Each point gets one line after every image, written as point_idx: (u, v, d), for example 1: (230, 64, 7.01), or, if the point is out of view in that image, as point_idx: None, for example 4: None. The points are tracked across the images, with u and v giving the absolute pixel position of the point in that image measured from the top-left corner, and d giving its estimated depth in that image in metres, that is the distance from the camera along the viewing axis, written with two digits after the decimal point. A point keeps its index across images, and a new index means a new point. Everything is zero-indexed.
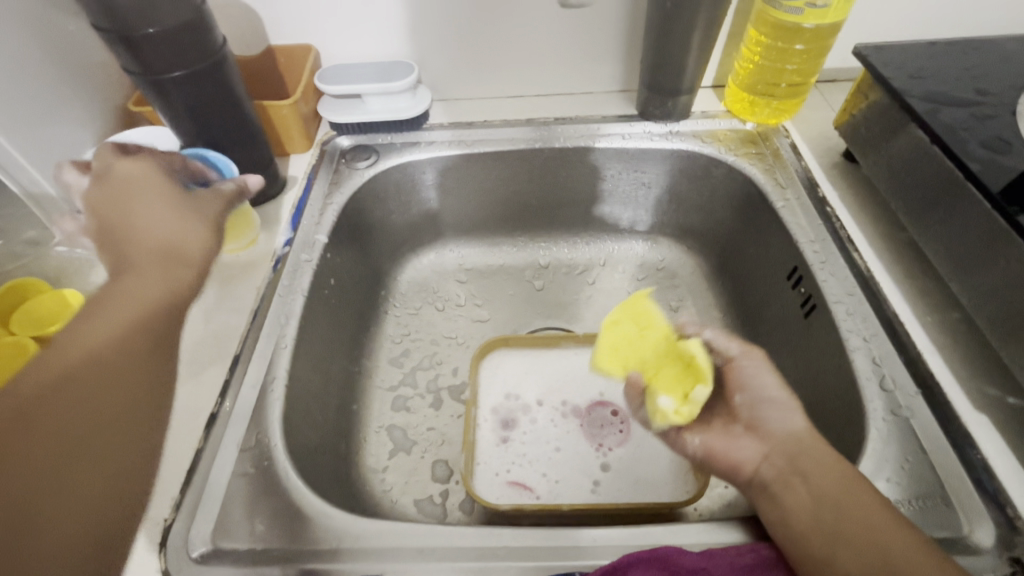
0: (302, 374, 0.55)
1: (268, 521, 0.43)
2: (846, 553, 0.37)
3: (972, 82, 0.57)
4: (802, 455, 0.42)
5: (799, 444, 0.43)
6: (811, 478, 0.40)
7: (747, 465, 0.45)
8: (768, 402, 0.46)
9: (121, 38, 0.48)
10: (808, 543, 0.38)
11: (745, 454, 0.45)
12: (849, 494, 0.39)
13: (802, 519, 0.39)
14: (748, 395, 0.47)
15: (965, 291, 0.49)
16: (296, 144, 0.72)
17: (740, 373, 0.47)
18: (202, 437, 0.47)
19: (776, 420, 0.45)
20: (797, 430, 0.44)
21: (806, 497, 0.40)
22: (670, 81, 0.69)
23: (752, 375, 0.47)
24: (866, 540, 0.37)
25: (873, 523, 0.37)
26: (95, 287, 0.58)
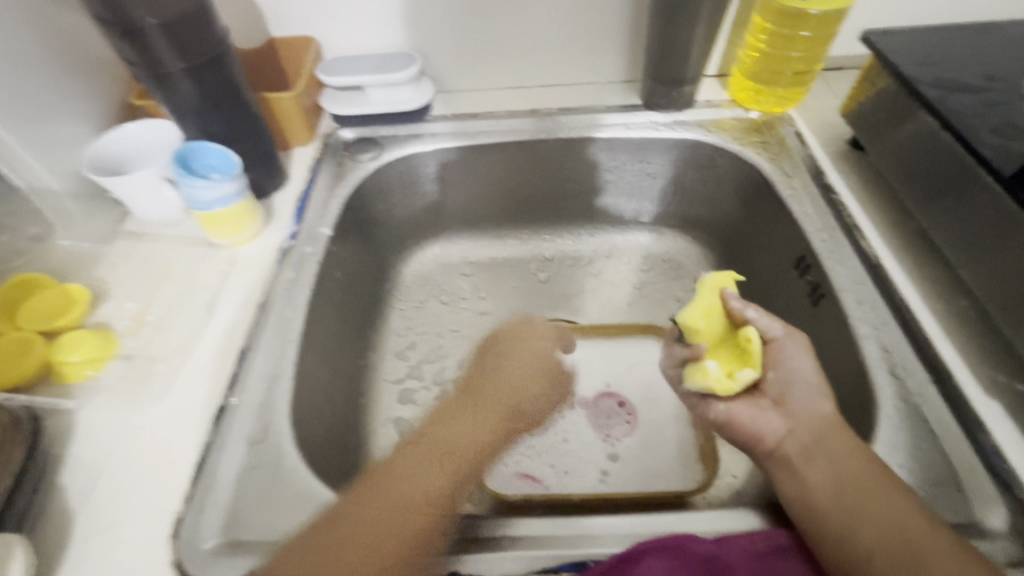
0: (309, 367, 0.55)
1: (278, 515, 0.43)
2: (866, 530, 0.37)
3: (980, 68, 0.56)
4: (826, 434, 0.42)
5: (824, 425, 0.43)
6: (834, 457, 0.41)
7: (768, 439, 0.45)
8: (801, 381, 0.46)
9: (121, 30, 0.47)
10: (824, 517, 0.39)
11: (769, 428, 0.45)
12: (872, 476, 0.39)
13: (820, 495, 0.40)
14: (783, 372, 0.47)
15: (976, 277, 0.48)
16: (298, 137, 0.72)
17: (780, 353, 0.48)
18: (211, 430, 0.47)
19: (806, 401, 0.45)
20: (824, 411, 0.44)
21: (827, 475, 0.40)
22: (674, 71, 0.69)
23: (790, 356, 0.47)
24: (884, 518, 0.37)
25: (891, 503, 0.37)
26: (98, 281, 0.57)
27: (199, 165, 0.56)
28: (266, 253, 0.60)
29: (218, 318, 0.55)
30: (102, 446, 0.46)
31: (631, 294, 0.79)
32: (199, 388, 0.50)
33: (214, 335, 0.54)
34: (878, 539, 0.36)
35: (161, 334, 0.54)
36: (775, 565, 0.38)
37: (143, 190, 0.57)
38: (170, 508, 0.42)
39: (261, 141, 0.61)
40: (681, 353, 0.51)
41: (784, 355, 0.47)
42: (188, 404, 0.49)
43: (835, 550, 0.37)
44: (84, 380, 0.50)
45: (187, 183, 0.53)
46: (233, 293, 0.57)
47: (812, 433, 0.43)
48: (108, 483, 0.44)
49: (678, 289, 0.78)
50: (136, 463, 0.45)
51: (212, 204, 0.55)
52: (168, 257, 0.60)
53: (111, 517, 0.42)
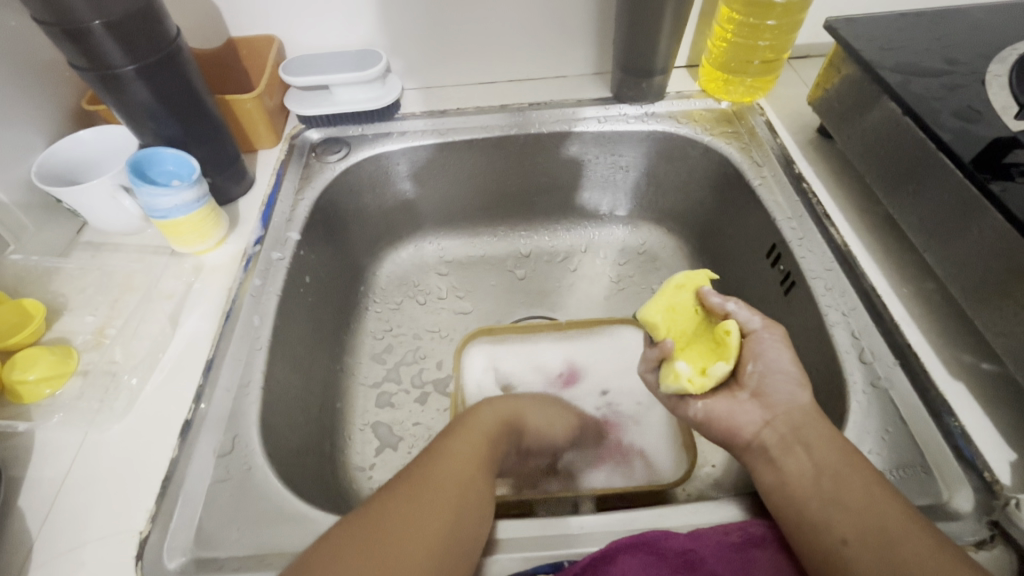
0: (279, 375, 0.54)
1: (248, 529, 0.42)
2: (841, 516, 0.37)
3: (942, 53, 0.57)
4: (802, 421, 0.42)
5: (802, 413, 0.43)
6: (814, 447, 0.41)
7: (745, 430, 0.45)
8: (780, 372, 0.45)
9: (64, 32, 0.45)
10: (805, 506, 0.39)
11: (745, 419, 0.45)
12: (849, 462, 0.39)
13: (801, 483, 0.40)
14: (763, 364, 0.46)
15: (940, 261, 0.49)
16: (262, 140, 0.70)
17: (759, 345, 0.47)
18: (177, 444, 0.45)
19: (783, 391, 0.45)
20: (803, 401, 0.44)
21: (807, 464, 0.40)
22: (644, 62, 0.68)
23: (769, 346, 0.47)
24: (863, 503, 0.37)
25: (872, 492, 0.38)
26: (57, 295, 0.55)
27: (156, 172, 0.55)
28: (231, 261, 0.59)
29: (183, 330, 0.53)
30: (65, 467, 0.45)
31: (608, 288, 0.79)
32: (166, 401, 0.48)
33: (178, 348, 0.52)
34: (856, 526, 0.36)
35: (125, 347, 0.52)
36: (752, 556, 0.38)
37: (98, 199, 0.54)
38: (136, 528, 0.41)
39: (221, 143, 0.60)
40: (649, 354, 0.49)
41: (764, 346, 0.47)
42: (154, 418, 0.47)
43: (811, 537, 0.37)
44: (43, 399, 0.48)
45: (146, 190, 0.51)
46: (198, 303, 0.55)
47: (786, 421, 0.43)
48: (72, 505, 0.43)
49: (655, 281, 0.79)
50: (99, 482, 0.44)
51: (172, 212, 0.53)
52: (130, 268, 0.58)
53: (75, 539, 0.41)
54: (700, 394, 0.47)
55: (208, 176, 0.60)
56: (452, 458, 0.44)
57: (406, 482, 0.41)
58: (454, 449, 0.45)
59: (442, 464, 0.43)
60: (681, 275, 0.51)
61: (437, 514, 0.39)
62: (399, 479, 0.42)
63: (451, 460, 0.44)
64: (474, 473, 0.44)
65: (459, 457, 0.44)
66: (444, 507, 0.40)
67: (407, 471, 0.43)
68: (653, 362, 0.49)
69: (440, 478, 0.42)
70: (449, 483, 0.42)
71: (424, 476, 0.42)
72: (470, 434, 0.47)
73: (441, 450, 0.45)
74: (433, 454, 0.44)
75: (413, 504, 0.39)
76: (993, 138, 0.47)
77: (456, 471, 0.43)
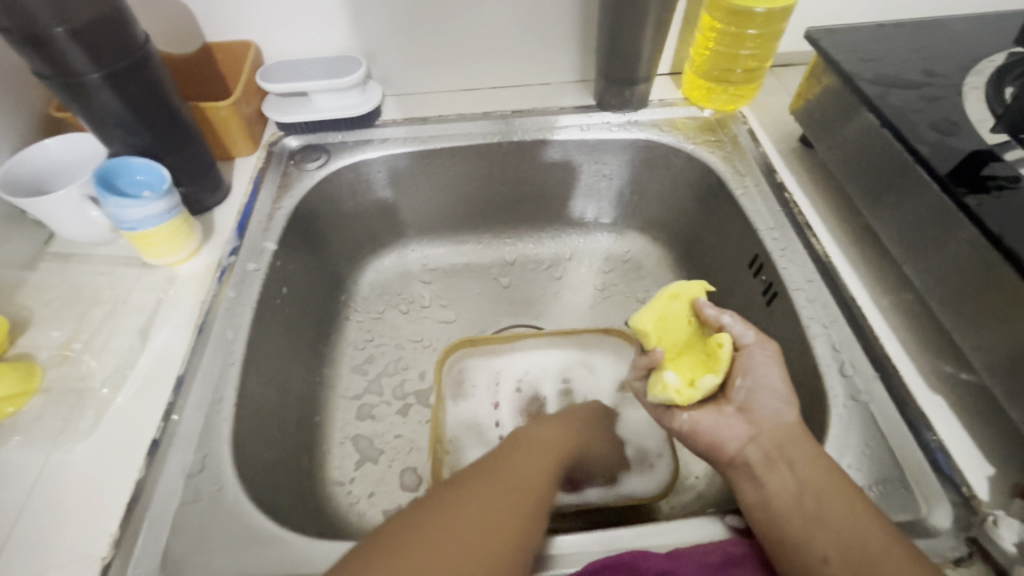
0: (253, 390, 0.52)
1: (217, 553, 0.40)
2: (823, 537, 0.37)
3: (920, 64, 0.57)
4: (785, 436, 0.42)
5: (786, 426, 0.43)
6: (798, 465, 0.40)
7: (729, 445, 0.44)
8: (768, 388, 0.45)
9: (27, 39, 0.44)
10: (787, 525, 0.38)
11: (730, 434, 0.45)
12: (835, 480, 0.39)
13: (783, 501, 0.39)
14: (753, 379, 0.46)
15: (919, 273, 0.49)
16: (240, 148, 0.69)
17: (751, 359, 0.46)
18: (145, 465, 0.44)
19: (770, 407, 0.44)
20: (789, 418, 0.43)
21: (790, 481, 0.40)
22: (626, 70, 0.68)
23: (761, 361, 0.46)
24: (846, 524, 0.37)
25: (855, 513, 0.37)
26: (21, 309, 0.54)
27: (125, 182, 0.54)
28: (205, 272, 0.58)
29: (153, 345, 0.52)
30: (26, 490, 0.43)
31: (593, 297, 0.79)
32: (133, 419, 0.47)
33: (147, 364, 0.50)
34: (837, 546, 0.36)
35: (91, 363, 0.50)
36: None
37: (63, 209, 0.52)
38: (99, 554, 0.40)
39: (196, 153, 0.58)
40: (640, 361, 0.49)
41: (756, 361, 0.46)
42: (121, 436, 0.46)
43: (792, 557, 0.37)
44: (4, 418, 0.46)
45: (114, 202, 0.50)
46: (169, 317, 0.54)
47: (769, 435, 0.43)
48: (32, 529, 0.41)
49: (640, 289, 0.78)
50: (63, 505, 0.42)
51: (142, 223, 0.52)
52: (99, 280, 0.56)
53: (35, 565, 0.39)
54: (685, 407, 0.47)
55: (181, 185, 0.59)
56: (525, 462, 0.44)
57: (466, 492, 0.39)
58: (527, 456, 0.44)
59: (522, 468, 0.43)
60: (677, 285, 0.52)
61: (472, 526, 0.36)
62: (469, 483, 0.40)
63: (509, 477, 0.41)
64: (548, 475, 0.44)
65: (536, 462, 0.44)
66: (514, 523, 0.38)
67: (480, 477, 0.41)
68: (642, 370, 0.49)
69: (508, 487, 0.40)
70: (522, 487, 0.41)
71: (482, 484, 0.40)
72: (542, 441, 0.47)
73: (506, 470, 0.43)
74: (507, 461, 0.43)
75: (477, 517, 0.37)
76: (969, 151, 0.47)
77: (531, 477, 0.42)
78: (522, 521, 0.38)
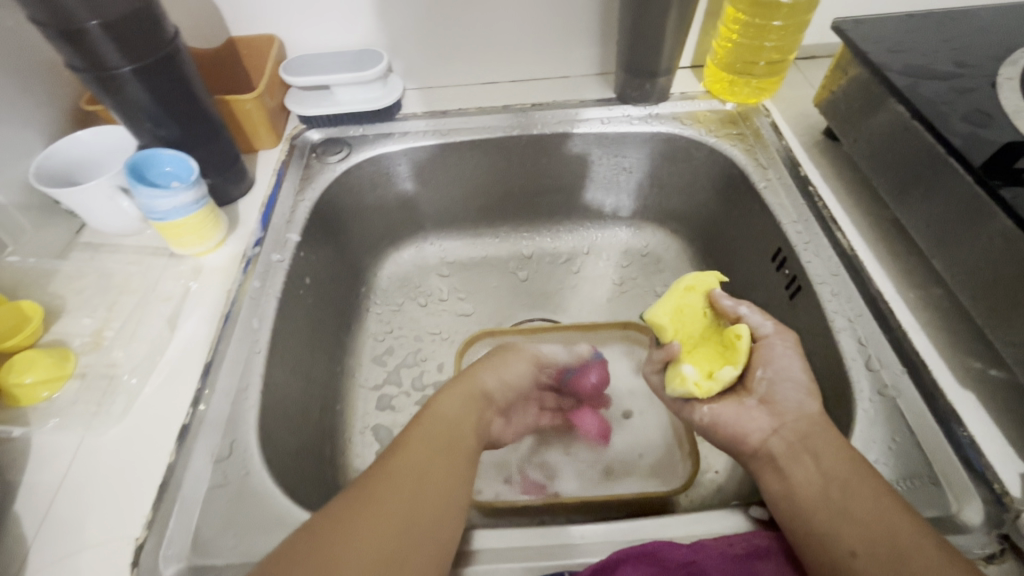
0: (278, 378, 0.53)
1: (244, 536, 0.41)
2: (852, 528, 0.36)
3: (952, 55, 0.56)
4: (806, 426, 0.42)
5: (807, 414, 0.43)
6: (823, 457, 0.40)
7: (753, 437, 0.44)
8: (787, 377, 0.45)
9: (62, 33, 0.45)
10: (811, 516, 0.38)
11: (753, 425, 0.45)
12: (861, 471, 0.38)
13: (808, 492, 0.39)
14: (773, 369, 0.46)
15: (948, 267, 0.48)
16: (263, 140, 0.70)
17: (770, 348, 0.47)
18: (175, 449, 0.45)
19: (793, 399, 0.44)
20: (812, 410, 0.43)
21: (815, 473, 0.39)
22: (648, 63, 0.67)
23: (779, 351, 0.46)
24: (873, 515, 0.36)
25: (883, 505, 0.36)
26: (55, 297, 0.55)
27: (155, 174, 0.55)
28: (231, 262, 0.58)
29: (181, 333, 0.53)
30: (61, 472, 0.44)
31: (611, 291, 0.78)
32: (162, 405, 0.48)
33: (174, 352, 0.51)
34: (863, 537, 0.35)
35: (120, 351, 0.51)
36: (756, 568, 0.37)
37: (95, 200, 0.53)
38: (132, 534, 0.41)
39: (220, 145, 0.59)
40: (656, 355, 0.49)
41: (774, 349, 0.46)
42: (151, 421, 0.47)
43: (819, 547, 0.36)
44: (39, 402, 0.47)
45: (143, 191, 0.51)
46: (196, 306, 0.55)
47: (790, 422, 0.43)
48: (66, 511, 0.42)
49: (658, 284, 0.78)
50: (95, 489, 0.43)
51: (170, 214, 0.53)
52: (128, 269, 0.58)
53: (71, 544, 0.40)
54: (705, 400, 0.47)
55: (207, 177, 0.60)
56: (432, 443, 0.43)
57: (384, 482, 0.39)
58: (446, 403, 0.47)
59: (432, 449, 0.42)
60: (691, 277, 0.51)
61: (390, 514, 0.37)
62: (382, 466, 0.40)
63: (419, 459, 0.41)
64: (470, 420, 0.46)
65: (442, 419, 0.45)
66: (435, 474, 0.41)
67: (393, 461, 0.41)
68: (659, 364, 0.49)
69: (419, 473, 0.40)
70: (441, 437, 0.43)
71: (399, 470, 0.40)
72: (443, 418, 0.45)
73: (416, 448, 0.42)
74: (412, 444, 0.42)
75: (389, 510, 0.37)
76: (1002, 142, 0.46)
77: (449, 431, 0.44)
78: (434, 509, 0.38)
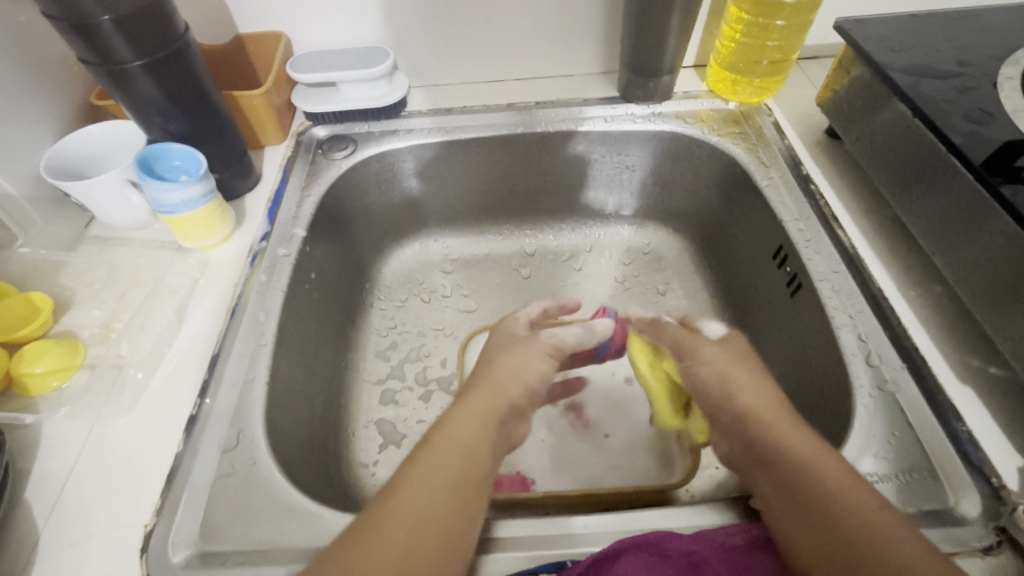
0: (284, 371, 0.54)
1: (252, 524, 0.42)
2: (801, 530, 0.37)
3: (953, 54, 0.56)
4: (747, 433, 0.44)
5: (742, 421, 0.46)
6: (771, 456, 0.41)
7: (724, 458, 0.48)
8: (713, 394, 0.50)
9: (74, 27, 0.45)
10: (774, 513, 0.39)
11: (722, 449, 0.49)
12: (802, 468, 0.39)
13: (768, 492, 0.40)
14: (700, 391, 0.52)
15: (948, 265, 0.49)
16: (270, 136, 0.70)
17: (686, 371, 0.53)
18: (183, 439, 0.46)
19: (725, 408, 0.48)
20: (747, 410, 0.46)
21: (768, 474, 0.41)
22: (651, 62, 0.68)
23: (692, 371, 0.53)
24: (828, 503, 0.37)
25: (830, 488, 0.37)
26: (65, 289, 0.56)
27: (164, 168, 0.56)
28: (238, 256, 0.59)
29: (188, 325, 0.54)
30: (70, 460, 0.45)
31: (613, 288, 0.79)
32: (170, 395, 0.49)
33: (181, 344, 0.52)
34: (818, 531, 0.36)
35: (129, 342, 0.52)
36: (755, 558, 0.38)
37: (105, 193, 0.54)
38: (141, 521, 0.41)
39: (228, 140, 0.60)
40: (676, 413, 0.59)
41: (694, 371, 0.53)
42: (159, 411, 0.48)
43: (781, 552, 0.38)
44: (49, 392, 0.48)
45: (152, 184, 0.52)
46: (203, 299, 0.55)
47: (741, 435, 0.45)
48: (75, 499, 0.43)
49: (660, 282, 0.78)
50: (103, 477, 0.44)
51: (179, 207, 0.53)
52: (137, 262, 0.58)
53: (81, 530, 0.41)
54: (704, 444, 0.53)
55: (214, 172, 0.61)
56: (447, 452, 0.41)
57: (397, 497, 0.38)
58: (459, 417, 0.45)
59: (445, 458, 0.41)
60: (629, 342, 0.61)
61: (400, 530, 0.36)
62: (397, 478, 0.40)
63: (431, 471, 0.40)
64: (485, 427, 0.45)
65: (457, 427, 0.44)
66: (439, 493, 0.39)
67: (408, 472, 0.40)
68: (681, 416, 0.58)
69: (434, 486, 0.39)
70: (449, 454, 0.41)
71: (413, 484, 0.39)
72: (458, 424, 0.44)
73: (428, 459, 0.41)
74: (428, 454, 0.41)
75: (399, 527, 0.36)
76: (1003, 141, 0.47)
77: (464, 439, 0.43)
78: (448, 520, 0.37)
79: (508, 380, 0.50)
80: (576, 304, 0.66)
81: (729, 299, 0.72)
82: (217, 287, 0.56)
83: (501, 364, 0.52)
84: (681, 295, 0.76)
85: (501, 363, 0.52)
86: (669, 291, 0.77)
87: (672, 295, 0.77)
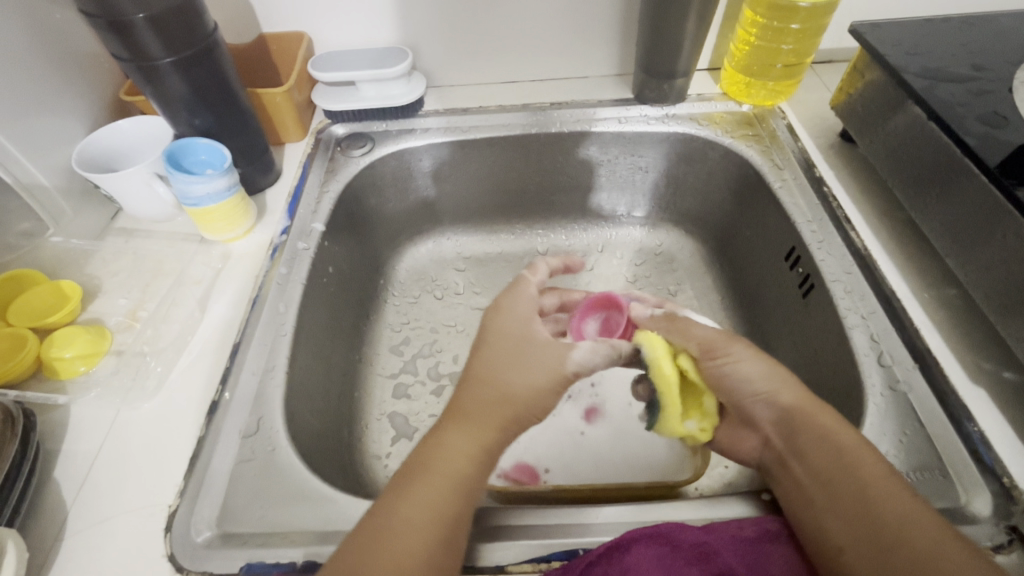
0: (301, 361, 0.55)
1: (272, 507, 0.43)
2: (835, 525, 0.37)
3: (969, 58, 0.57)
4: (789, 431, 0.42)
5: (783, 418, 0.43)
6: (806, 457, 0.40)
7: (751, 457, 0.46)
8: (755, 394, 0.44)
9: (110, 24, 0.47)
10: (799, 512, 0.39)
11: (747, 447, 0.46)
12: (841, 467, 0.38)
13: (799, 494, 0.40)
14: (736, 393, 0.45)
15: (962, 266, 0.49)
16: (290, 133, 0.72)
17: (719, 371, 0.45)
18: (205, 424, 0.47)
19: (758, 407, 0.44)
20: (778, 406, 0.43)
21: (802, 475, 0.40)
22: (666, 64, 0.69)
23: (729, 372, 0.45)
24: (860, 505, 0.36)
25: (863, 492, 0.37)
26: (94, 278, 0.57)
27: (190, 162, 0.57)
28: (259, 249, 0.61)
29: (210, 315, 0.55)
30: (96, 442, 0.46)
31: (625, 288, 0.79)
32: (193, 382, 0.50)
33: (203, 333, 0.54)
34: (850, 533, 0.36)
35: (154, 330, 0.54)
36: (766, 550, 0.38)
37: (133, 184, 0.56)
38: (166, 501, 0.43)
39: (251, 136, 0.61)
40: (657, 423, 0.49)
41: (730, 372, 0.45)
42: (182, 397, 0.49)
43: (813, 548, 0.37)
44: (77, 376, 0.50)
45: (180, 177, 0.53)
46: (225, 290, 0.57)
47: (778, 435, 0.43)
48: (102, 479, 0.44)
49: (671, 282, 0.79)
50: (128, 459, 0.45)
51: (204, 200, 0.55)
52: (162, 254, 0.60)
53: (107, 509, 0.42)
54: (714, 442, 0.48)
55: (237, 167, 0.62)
56: (450, 464, 0.39)
57: (399, 504, 0.37)
58: (460, 434, 0.40)
59: (448, 469, 0.38)
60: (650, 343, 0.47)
61: (399, 542, 0.35)
62: (401, 484, 0.38)
63: (435, 482, 0.38)
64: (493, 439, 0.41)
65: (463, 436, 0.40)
66: (437, 519, 0.36)
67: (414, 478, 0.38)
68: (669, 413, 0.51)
69: (436, 495, 0.37)
70: (445, 484, 0.38)
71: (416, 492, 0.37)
72: (467, 432, 0.40)
73: (432, 468, 0.38)
74: (430, 462, 0.39)
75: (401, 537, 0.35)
76: (1019, 144, 0.47)
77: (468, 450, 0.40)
78: (444, 536, 0.36)
79: (517, 399, 0.42)
80: (583, 264, 0.60)
81: (741, 301, 0.72)
82: (239, 279, 0.58)
83: (507, 374, 0.43)
84: (692, 295, 0.77)
85: (509, 371, 0.43)
86: (680, 291, 0.77)
87: (683, 295, 0.77)
